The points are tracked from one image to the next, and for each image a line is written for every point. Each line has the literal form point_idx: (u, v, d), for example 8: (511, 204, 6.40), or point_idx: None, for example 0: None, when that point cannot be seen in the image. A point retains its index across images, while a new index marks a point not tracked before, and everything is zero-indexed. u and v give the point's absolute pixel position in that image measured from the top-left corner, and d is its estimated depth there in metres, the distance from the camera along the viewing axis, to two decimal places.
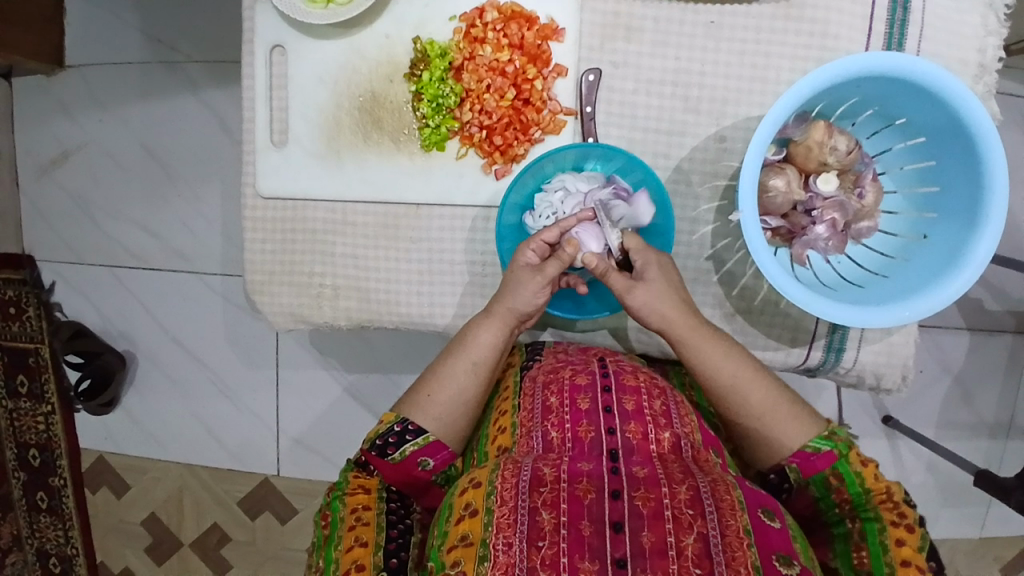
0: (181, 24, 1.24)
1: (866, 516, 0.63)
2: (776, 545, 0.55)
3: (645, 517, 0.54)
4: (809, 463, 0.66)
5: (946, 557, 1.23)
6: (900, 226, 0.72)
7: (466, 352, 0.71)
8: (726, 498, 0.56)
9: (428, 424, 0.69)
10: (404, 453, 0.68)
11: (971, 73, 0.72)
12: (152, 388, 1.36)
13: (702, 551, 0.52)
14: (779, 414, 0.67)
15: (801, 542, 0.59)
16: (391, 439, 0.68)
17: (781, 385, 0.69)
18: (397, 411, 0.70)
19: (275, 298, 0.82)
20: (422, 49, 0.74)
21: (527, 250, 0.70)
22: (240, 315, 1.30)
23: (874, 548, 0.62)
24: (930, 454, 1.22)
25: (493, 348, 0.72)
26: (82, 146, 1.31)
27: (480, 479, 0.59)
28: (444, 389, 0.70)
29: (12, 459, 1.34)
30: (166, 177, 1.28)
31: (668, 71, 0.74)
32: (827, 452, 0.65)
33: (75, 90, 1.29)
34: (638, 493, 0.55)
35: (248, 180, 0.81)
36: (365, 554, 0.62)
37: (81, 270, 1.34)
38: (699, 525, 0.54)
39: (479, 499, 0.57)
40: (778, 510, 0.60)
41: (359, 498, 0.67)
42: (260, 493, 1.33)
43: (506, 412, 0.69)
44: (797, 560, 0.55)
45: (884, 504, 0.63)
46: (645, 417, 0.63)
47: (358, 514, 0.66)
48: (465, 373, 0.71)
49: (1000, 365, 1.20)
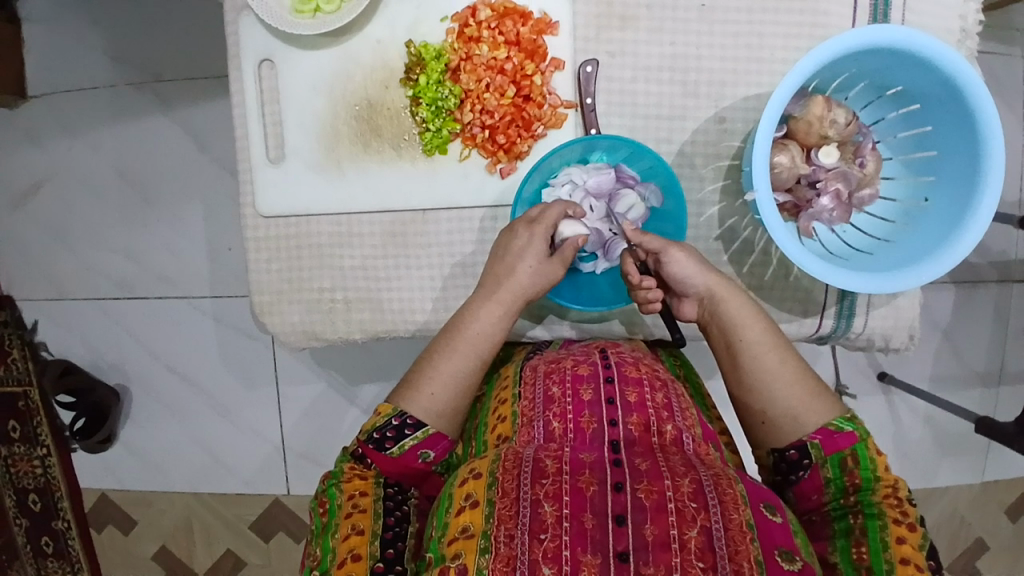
0: (151, 45, 1.20)
1: (870, 511, 0.62)
2: (779, 540, 0.56)
3: (648, 510, 0.54)
4: (832, 440, 0.64)
5: (948, 504, 1.28)
6: (899, 192, 0.73)
7: (468, 341, 0.71)
8: (729, 492, 0.56)
9: (425, 417, 0.68)
10: (404, 448, 0.67)
11: (954, 38, 0.74)
12: (152, 418, 1.32)
13: (704, 544, 0.52)
14: (801, 393, 0.67)
15: (801, 537, 0.59)
16: (389, 433, 0.67)
17: (807, 368, 0.69)
18: (394, 403, 0.69)
19: (286, 317, 0.80)
20: (417, 53, 0.73)
21: (522, 232, 0.71)
22: (237, 336, 1.28)
23: (875, 544, 0.60)
24: (926, 407, 1.26)
25: (495, 337, 0.72)
26: (52, 178, 1.26)
27: (480, 469, 0.59)
28: (442, 381, 0.70)
29: (12, 506, 1.31)
30: (144, 201, 1.25)
31: (665, 57, 0.75)
32: (849, 431, 0.65)
33: (41, 120, 1.25)
34: (641, 486, 0.55)
35: (247, 200, 0.79)
36: (361, 543, 0.62)
37: (64, 305, 1.30)
38: (703, 519, 0.53)
39: (480, 490, 0.57)
40: (779, 505, 0.60)
41: (356, 484, 0.66)
42: (273, 512, 1.31)
43: (506, 400, 0.70)
44: (798, 556, 0.56)
45: (887, 501, 0.62)
46: (647, 409, 0.64)
47: (355, 502, 0.65)
48: (467, 362, 0.71)
49: (987, 315, 1.24)
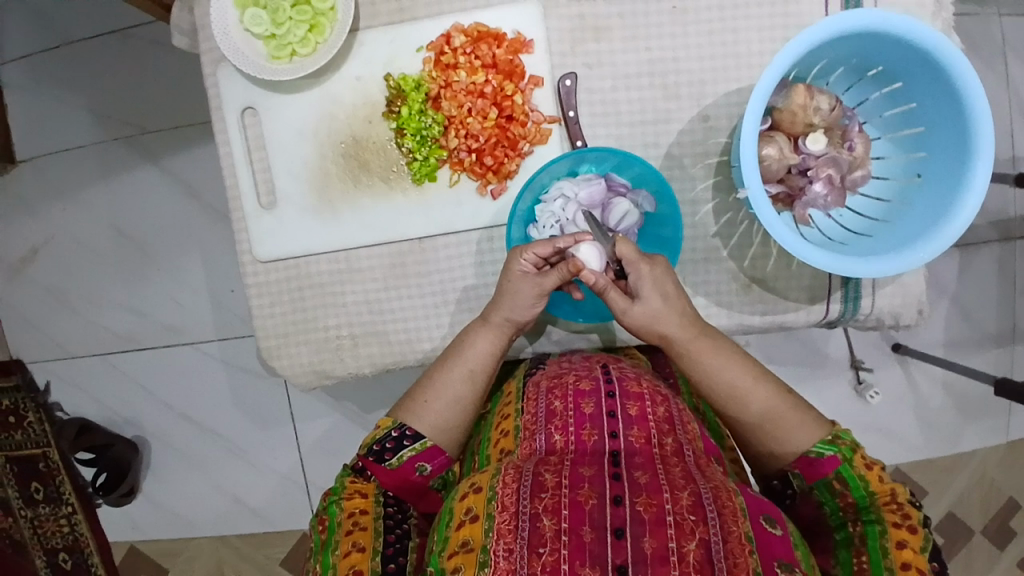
0: (133, 101, 1.21)
1: (869, 518, 0.63)
2: (778, 552, 0.56)
3: (647, 523, 0.53)
4: (813, 468, 0.66)
5: (979, 468, 1.26)
6: (891, 170, 0.73)
7: (463, 359, 0.73)
8: (728, 504, 0.56)
9: (425, 430, 0.70)
10: (402, 459, 0.69)
11: (929, 11, 0.74)
12: (172, 468, 1.32)
13: (703, 557, 0.52)
14: (785, 420, 0.68)
15: (802, 550, 0.59)
16: (388, 444, 0.69)
17: (785, 392, 0.70)
18: (395, 416, 0.71)
19: (295, 359, 0.81)
20: (397, 86, 0.73)
21: (521, 260, 0.70)
22: (248, 377, 1.28)
23: (874, 553, 0.61)
24: (943, 373, 1.26)
25: (490, 354, 0.73)
26: (49, 241, 1.27)
27: (481, 484, 0.60)
28: (442, 397, 0.71)
29: (43, 566, 1.32)
30: (143, 254, 1.26)
31: (642, 63, 0.75)
32: (830, 456, 0.65)
33: (32, 186, 1.26)
34: (640, 499, 0.55)
35: (244, 248, 0.79)
36: (362, 560, 0.62)
37: (73, 364, 1.30)
38: (702, 531, 0.53)
39: (480, 505, 0.57)
40: (779, 518, 0.60)
41: (356, 503, 0.67)
42: (302, 548, 1.30)
43: (510, 415, 0.70)
44: (797, 568, 0.56)
45: (887, 506, 0.63)
46: (648, 423, 0.64)
47: (355, 519, 0.65)
48: (461, 379, 0.72)
49: (993, 275, 1.24)
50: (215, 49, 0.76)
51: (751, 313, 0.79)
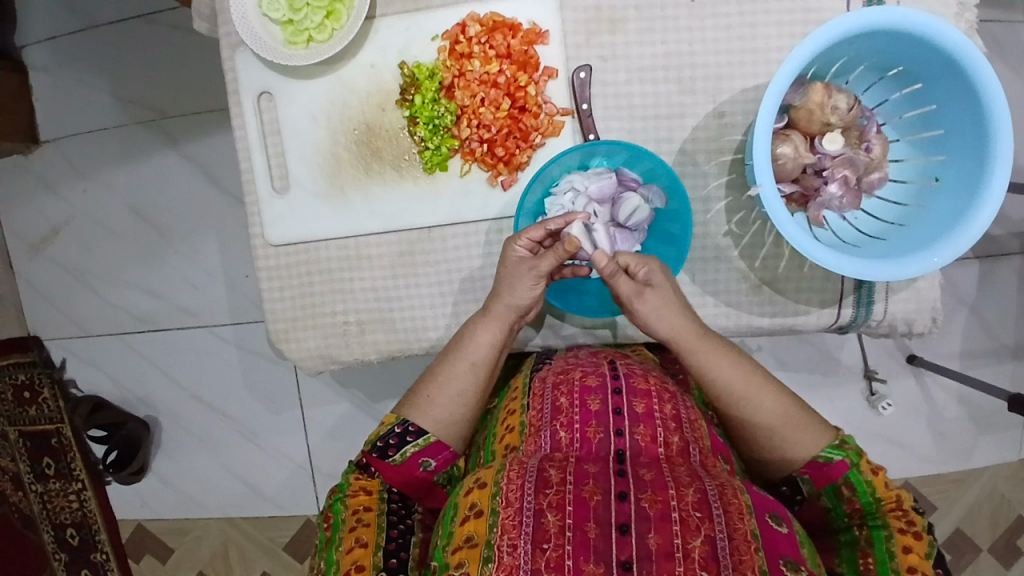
0: (153, 84, 1.23)
1: (874, 523, 0.63)
2: (784, 550, 0.55)
3: (652, 520, 0.53)
4: (822, 473, 0.66)
5: (991, 483, 1.24)
6: (908, 173, 0.72)
7: (464, 352, 0.73)
8: (734, 501, 0.56)
9: (428, 425, 0.71)
10: (405, 454, 0.70)
11: (953, 12, 0.72)
12: (181, 448, 1.35)
13: (708, 554, 0.52)
14: (793, 425, 0.67)
15: (808, 548, 0.58)
16: (392, 440, 0.70)
17: (791, 396, 0.69)
18: (398, 412, 0.72)
19: (301, 342, 0.81)
20: (410, 74, 0.74)
21: (516, 246, 0.70)
22: (257, 361, 1.30)
23: (881, 556, 0.62)
24: (959, 386, 1.23)
25: (493, 345, 0.73)
26: (69, 221, 1.30)
27: (485, 479, 0.59)
28: (444, 390, 0.72)
29: (51, 541, 1.34)
30: (160, 236, 1.28)
31: (658, 56, 0.74)
32: (839, 461, 0.66)
33: (54, 165, 1.29)
34: (645, 495, 0.55)
35: (256, 230, 0.80)
36: (364, 555, 0.63)
37: (89, 342, 1.33)
38: (707, 528, 0.53)
39: (484, 500, 0.57)
40: (785, 515, 0.59)
41: (360, 499, 0.68)
42: (306, 533, 1.31)
43: (515, 412, 0.69)
44: (804, 566, 0.55)
45: (892, 512, 0.63)
46: (655, 420, 0.63)
47: (359, 515, 0.67)
48: (463, 372, 0.72)
49: (1014, 287, 1.21)
50: (233, 34, 0.76)
51: (760, 315, 0.78)
